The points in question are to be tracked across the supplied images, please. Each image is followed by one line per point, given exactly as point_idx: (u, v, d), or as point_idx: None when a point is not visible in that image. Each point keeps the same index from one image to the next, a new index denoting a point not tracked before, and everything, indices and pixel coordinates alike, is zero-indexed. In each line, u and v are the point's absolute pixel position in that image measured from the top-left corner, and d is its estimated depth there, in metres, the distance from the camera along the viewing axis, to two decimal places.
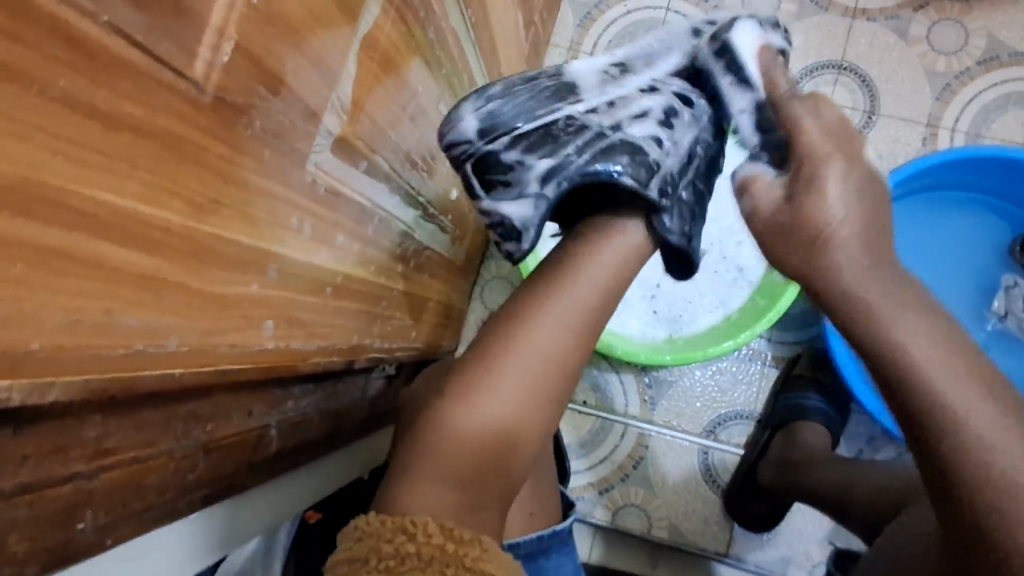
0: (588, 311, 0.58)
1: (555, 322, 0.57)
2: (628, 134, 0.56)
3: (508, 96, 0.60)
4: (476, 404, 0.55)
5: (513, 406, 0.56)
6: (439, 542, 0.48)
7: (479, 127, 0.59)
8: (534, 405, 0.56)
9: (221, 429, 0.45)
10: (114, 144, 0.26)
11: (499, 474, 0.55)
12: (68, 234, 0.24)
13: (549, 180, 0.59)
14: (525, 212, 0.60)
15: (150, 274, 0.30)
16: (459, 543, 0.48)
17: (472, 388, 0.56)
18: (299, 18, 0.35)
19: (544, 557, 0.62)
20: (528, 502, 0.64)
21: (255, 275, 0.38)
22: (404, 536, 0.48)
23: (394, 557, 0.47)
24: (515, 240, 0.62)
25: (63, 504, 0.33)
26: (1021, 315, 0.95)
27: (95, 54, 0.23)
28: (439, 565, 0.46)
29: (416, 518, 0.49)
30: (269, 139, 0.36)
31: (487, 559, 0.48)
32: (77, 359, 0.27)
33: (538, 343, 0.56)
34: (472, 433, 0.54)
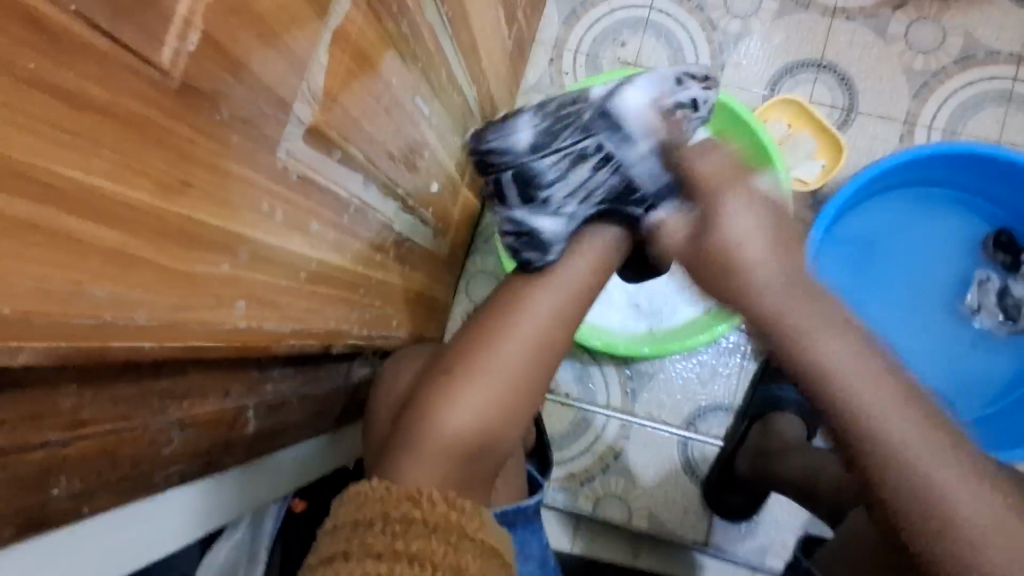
0: (554, 317, 0.65)
1: (528, 318, 0.64)
2: (642, 96, 0.66)
3: (547, 115, 0.66)
4: (452, 405, 0.59)
5: (487, 404, 0.60)
6: (445, 510, 0.50)
7: (525, 145, 0.65)
8: (507, 402, 0.61)
9: (198, 407, 0.47)
10: (80, 123, 0.27)
11: (482, 465, 0.59)
12: (33, 206, 0.26)
13: (572, 204, 0.68)
14: (554, 227, 0.68)
15: (117, 249, 0.31)
16: (463, 514, 0.50)
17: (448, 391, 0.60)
18: (266, 9, 0.37)
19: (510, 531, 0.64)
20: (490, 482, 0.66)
21: (225, 256, 0.40)
22: (411, 505, 0.50)
23: (402, 522, 0.48)
24: (538, 249, 0.67)
25: (37, 469, 0.35)
26: (993, 309, 0.97)
27: (59, 38, 0.25)
28: (444, 533, 0.48)
29: (423, 489, 0.52)
30: (237, 124, 0.37)
31: (485, 531, 0.50)
32: (45, 325, 0.29)
33: (509, 349, 0.63)
34: (454, 430, 0.58)
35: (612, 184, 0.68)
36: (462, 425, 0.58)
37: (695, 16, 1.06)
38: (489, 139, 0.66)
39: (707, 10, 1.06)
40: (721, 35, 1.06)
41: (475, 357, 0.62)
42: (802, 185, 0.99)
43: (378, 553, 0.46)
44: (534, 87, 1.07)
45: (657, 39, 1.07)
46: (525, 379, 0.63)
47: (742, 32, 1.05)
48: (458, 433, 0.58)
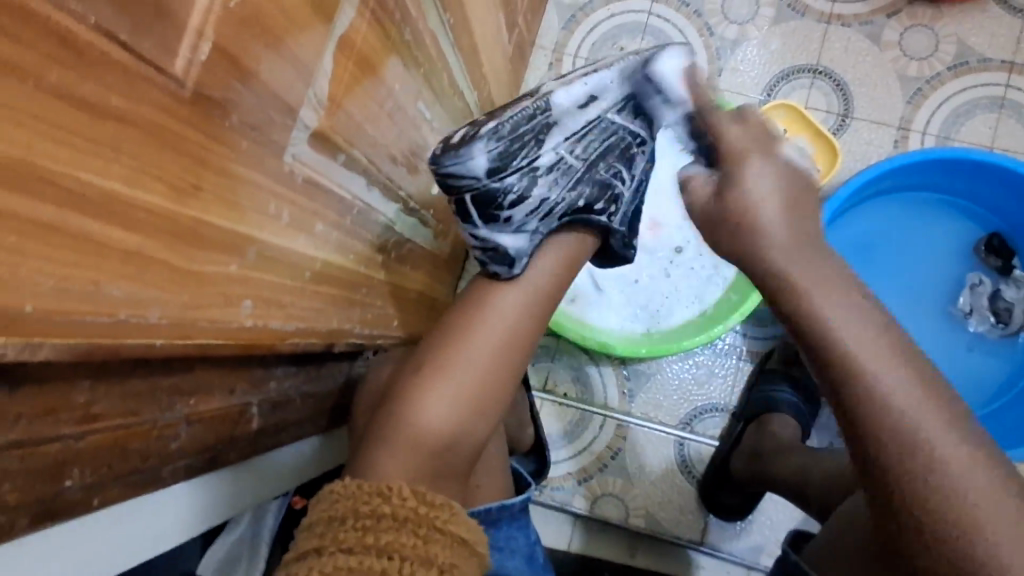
0: (522, 316, 0.66)
1: (496, 319, 0.65)
2: (556, 148, 0.62)
3: (505, 132, 0.59)
4: (423, 404, 0.60)
5: (460, 400, 0.62)
6: (413, 504, 0.51)
7: (487, 169, 0.59)
8: (478, 398, 0.63)
9: (204, 403, 0.48)
10: (102, 131, 0.29)
11: (458, 458, 0.61)
12: (57, 210, 0.27)
13: (535, 221, 0.64)
14: (519, 244, 0.65)
15: (133, 251, 0.33)
16: (431, 506, 0.51)
17: (420, 387, 0.61)
18: (274, 19, 0.38)
19: (494, 528, 0.65)
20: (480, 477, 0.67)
21: (233, 257, 0.41)
22: (380, 498, 0.50)
23: (371, 517, 0.49)
24: (506, 265, 0.65)
25: (50, 462, 0.36)
26: (984, 312, 0.99)
27: (81, 50, 0.26)
28: (413, 526, 0.49)
29: (392, 482, 0.52)
30: (246, 130, 0.39)
31: (456, 522, 0.51)
32: (65, 322, 0.30)
33: (480, 346, 0.64)
34: (425, 428, 0.59)
35: (576, 196, 0.66)
36: (435, 423, 0.60)
37: (693, 22, 1.08)
38: (448, 162, 0.59)
39: (705, 16, 1.08)
40: (719, 40, 1.07)
41: (444, 356, 0.63)
42: None
43: (349, 548, 0.47)
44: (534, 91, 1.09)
45: (656, 45, 1.08)
46: (504, 373, 0.65)
47: (739, 38, 1.07)
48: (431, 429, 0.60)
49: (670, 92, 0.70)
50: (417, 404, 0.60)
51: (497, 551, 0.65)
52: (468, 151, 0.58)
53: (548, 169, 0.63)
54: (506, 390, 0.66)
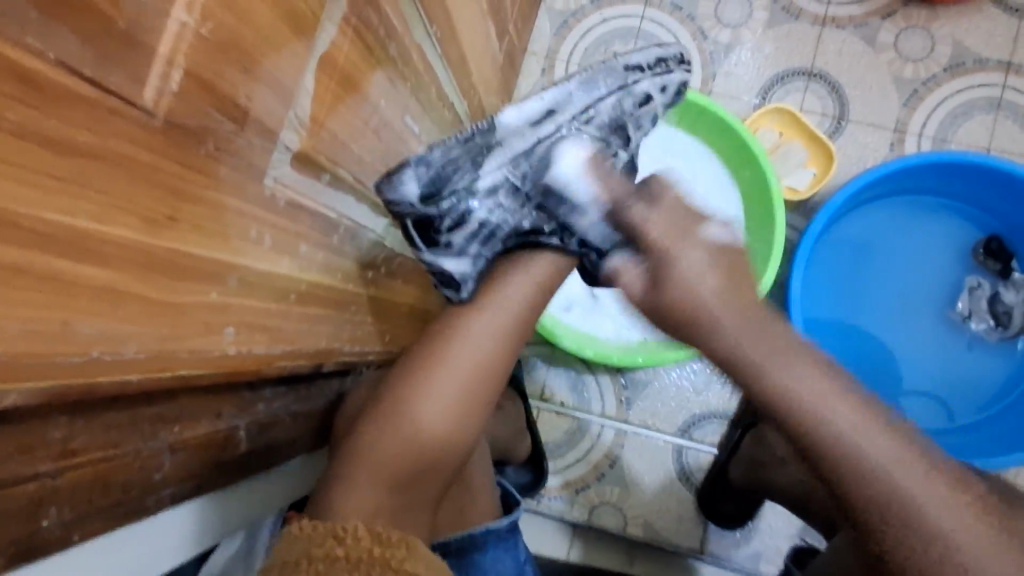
0: (496, 340, 0.63)
1: (469, 343, 0.62)
2: (577, 158, 0.64)
3: (433, 162, 0.60)
4: (386, 435, 0.59)
5: (447, 411, 0.60)
6: (367, 545, 0.50)
7: (421, 196, 0.61)
8: (467, 409, 0.61)
9: (189, 430, 0.47)
10: (68, 168, 0.28)
11: (441, 469, 0.60)
12: (22, 251, 0.27)
13: (475, 245, 0.65)
14: (463, 267, 0.65)
15: (105, 287, 0.32)
16: (386, 546, 0.50)
17: (407, 396, 0.60)
18: (250, 43, 0.37)
19: (479, 552, 0.64)
20: (460, 501, 0.66)
21: (214, 285, 0.41)
22: (333, 541, 0.50)
23: (324, 560, 0.48)
24: (455, 289, 0.65)
25: (27, 501, 0.35)
26: (983, 315, 0.98)
27: (43, 87, 0.26)
28: (367, 567, 0.49)
29: (347, 523, 0.52)
30: (224, 157, 0.38)
31: (413, 560, 0.50)
32: (33, 366, 0.29)
33: (467, 356, 0.62)
34: (386, 459, 0.58)
35: (520, 220, 0.66)
36: (420, 433, 0.59)
37: (686, 26, 1.07)
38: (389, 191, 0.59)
39: (697, 20, 1.07)
40: (712, 44, 1.06)
41: (413, 382, 0.61)
42: (793, 194, 0.99)
43: None
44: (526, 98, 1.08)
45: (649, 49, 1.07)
46: (495, 385, 0.64)
47: (732, 42, 1.06)
48: (417, 437, 0.59)
49: (648, 96, 0.69)
50: (404, 413, 0.59)
51: (484, 575, 0.64)
52: (396, 177, 0.59)
53: (489, 191, 0.63)
54: (484, 413, 0.63)
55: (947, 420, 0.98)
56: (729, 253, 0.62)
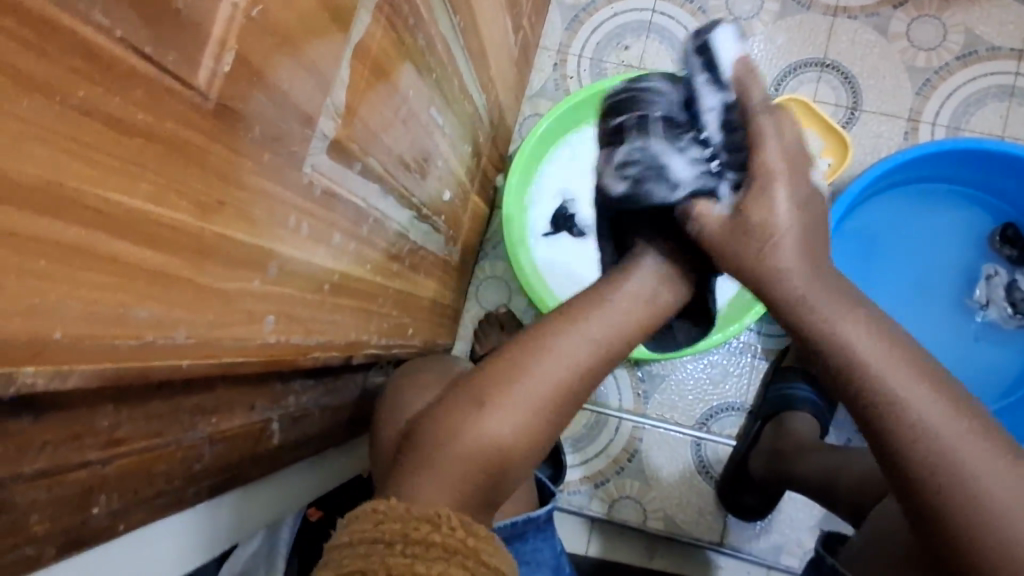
0: (592, 346, 0.61)
1: (570, 346, 0.60)
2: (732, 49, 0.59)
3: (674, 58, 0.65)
4: (485, 424, 0.56)
5: (527, 415, 0.58)
6: (460, 535, 0.48)
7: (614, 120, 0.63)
8: (543, 413, 0.59)
9: (225, 421, 0.47)
10: (128, 148, 0.28)
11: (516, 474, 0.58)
12: (86, 231, 0.26)
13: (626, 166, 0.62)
14: (676, 166, 0.60)
15: (159, 270, 0.32)
16: (478, 538, 0.48)
17: (496, 398, 0.58)
18: (294, 27, 0.37)
19: (519, 540, 0.64)
20: (507, 491, 0.66)
21: (256, 272, 0.41)
22: (426, 527, 0.48)
23: (422, 544, 0.46)
24: (668, 187, 0.60)
25: (78, 488, 0.35)
26: (1001, 304, 0.98)
27: (106, 65, 0.25)
28: (460, 558, 0.46)
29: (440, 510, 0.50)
30: (267, 142, 0.38)
31: (499, 556, 0.49)
32: (93, 349, 0.29)
33: (556, 358, 0.59)
34: (478, 452, 0.55)
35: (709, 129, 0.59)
36: (505, 436, 0.56)
37: (698, 19, 1.07)
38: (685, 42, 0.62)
39: (709, 12, 1.07)
40: None
41: (508, 380, 0.59)
42: None
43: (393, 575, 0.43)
44: (538, 93, 1.08)
45: (661, 42, 1.07)
46: (569, 386, 0.60)
47: (744, 33, 1.06)
48: (509, 439, 0.57)
49: None
50: (487, 414, 0.57)
51: (523, 564, 0.64)
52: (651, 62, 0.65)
53: (690, 92, 0.60)
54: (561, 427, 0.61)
55: None
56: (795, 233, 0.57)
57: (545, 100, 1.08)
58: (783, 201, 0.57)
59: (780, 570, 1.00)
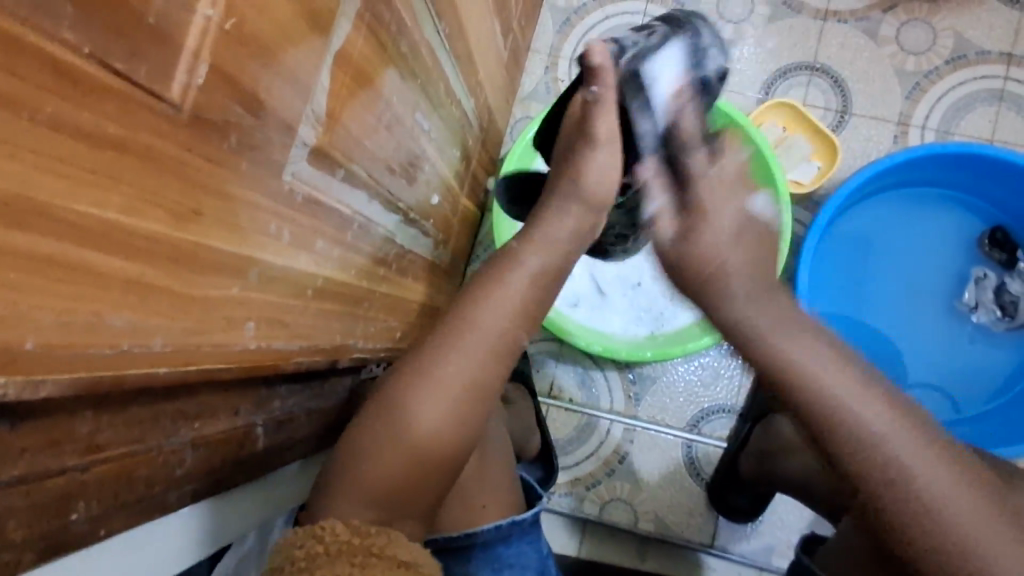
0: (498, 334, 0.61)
1: (473, 342, 0.60)
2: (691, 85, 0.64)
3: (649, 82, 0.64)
4: (397, 424, 0.57)
5: (445, 407, 0.58)
6: (346, 539, 0.50)
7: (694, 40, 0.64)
8: (469, 404, 0.60)
9: (208, 426, 0.47)
10: (99, 160, 0.28)
11: (448, 468, 0.59)
12: (58, 243, 0.27)
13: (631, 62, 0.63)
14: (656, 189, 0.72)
15: (134, 279, 0.32)
16: (364, 537, 0.51)
17: (404, 395, 0.58)
18: (270, 38, 0.37)
19: (504, 545, 0.65)
20: (480, 496, 0.67)
21: (236, 279, 0.41)
22: (313, 541, 0.49)
23: (306, 559, 0.47)
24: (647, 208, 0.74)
25: (56, 494, 0.35)
26: (990, 307, 0.98)
27: (76, 79, 0.26)
28: (349, 557, 0.48)
29: (326, 522, 0.51)
30: (245, 151, 0.38)
31: (393, 546, 0.50)
32: (67, 358, 0.29)
33: (468, 346, 0.60)
34: (387, 455, 0.57)
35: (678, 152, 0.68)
36: (414, 435, 0.57)
37: None
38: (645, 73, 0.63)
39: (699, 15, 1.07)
40: None
41: (415, 376, 0.59)
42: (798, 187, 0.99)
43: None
44: (530, 96, 1.08)
45: None
46: (494, 384, 0.62)
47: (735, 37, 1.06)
48: (418, 437, 0.57)
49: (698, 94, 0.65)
50: (408, 407, 0.58)
51: (507, 568, 0.65)
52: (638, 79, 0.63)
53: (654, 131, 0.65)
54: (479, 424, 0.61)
55: (953, 412, 0.98)
56: (732, 250, 0.63)
57: (537, 103, 1.08)
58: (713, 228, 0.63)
59: (770, 571, 1.00)
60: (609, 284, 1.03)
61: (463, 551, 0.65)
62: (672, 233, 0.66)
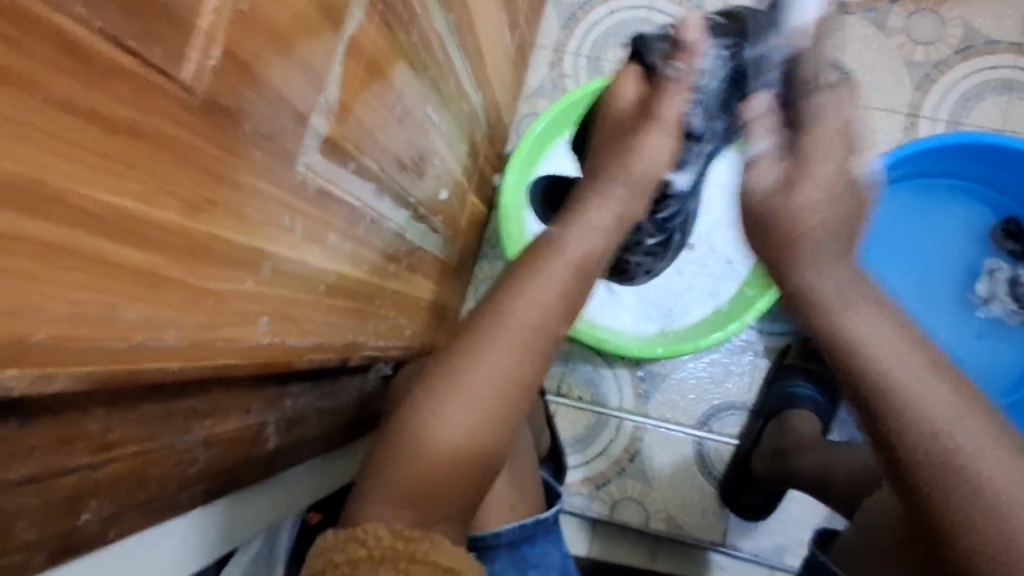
0: (536, 329, 0.60)
1: (506, 339, 0.59)
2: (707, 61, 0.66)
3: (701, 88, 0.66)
4: (433, 421, 0.56)
5: (480, 405, 0.57)
6: (390, 543, 0.48)
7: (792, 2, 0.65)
8: (497, 408, 0.58)
9: (220, 424, 0.46)
10: (111, 144, 0.27)
11: (477, 473, 0.57)
12: (70, 231, 0.26)
13: (709, 67, 0.66)
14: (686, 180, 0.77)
15: (147, 270, 0.31)
16: (408, 540, 0.49)
17: (440, 393, 0.57)
18: (285, 23, 0.36)
19: (528, 545, 0.64)
20: (508, 497, 0.67)
21: (249, 273, 0.40)
22: (355, 544, 0.48)
23: (348, 564, 0.46)
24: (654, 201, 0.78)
25: (68, 495, 0.34)
26: (1005, 299, 0.96)
27: (90, 59, 0.25)
28: (393, 563, 0.47)
29: (367, 525, 0.50)
30: (259, 140, 0.37)
31: (437, 551, 0.49)
32: (80, 351, 0.28)
33: (504, 340, 0.59)
34: (422, 453, 0.56)
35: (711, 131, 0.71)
36: (451, 433, 0.56)
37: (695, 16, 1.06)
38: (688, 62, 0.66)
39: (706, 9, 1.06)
40: None
41: (452, 372, 0.58)
42: None
43: None
44: (535, 92, 1.07)
45: None
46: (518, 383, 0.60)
47: None
48: (453, 435, 0.56)
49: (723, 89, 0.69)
50: (440, 406, 0.57)
51: (534, 569, 0.64)
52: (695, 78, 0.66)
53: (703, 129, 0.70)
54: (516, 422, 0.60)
55: None
56: (829, 207, 0.59)
57: (542, 100, 1.07)
58: (815, 185, 0.59)
59: (783, 570, 0.99)
60: None
61: (488, 553, 0.63)
62: (777, 179, 0.61)
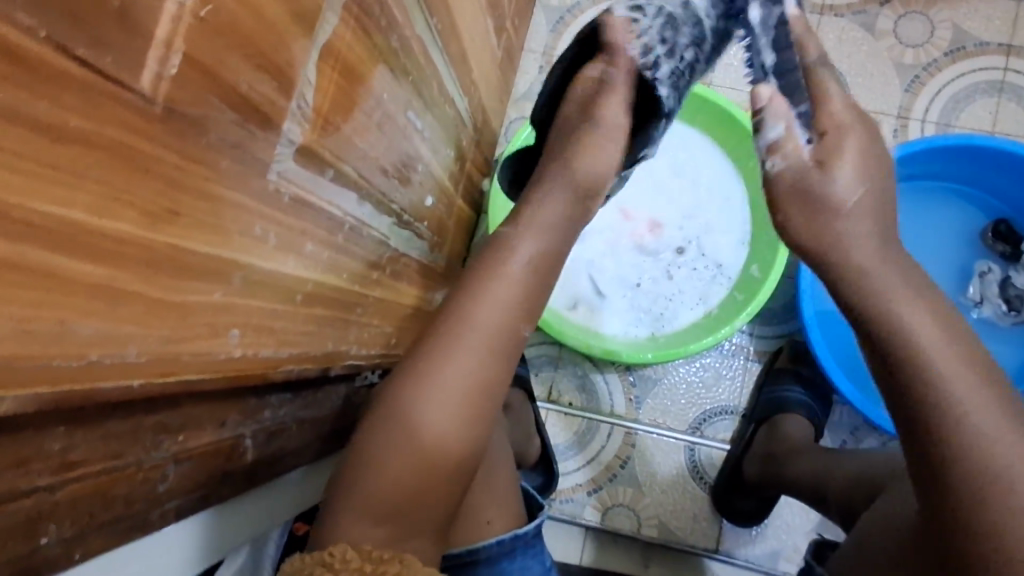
0: (501, 333, 0.58)
1: (470, 352, 0.57)
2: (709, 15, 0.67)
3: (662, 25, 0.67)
4: (410, 433, 0.55)
5: (454, 417, 0.56)
6: (358, 564, 0.47)
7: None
8: (474, 402, 0.57)
9: (193, 439, 0.45)
10: (59, 156, 0.26)
11: (459, 474, 0.57)
12: (16, 246, 0.25)
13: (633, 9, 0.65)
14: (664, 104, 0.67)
15: (104, 284, 0.30)
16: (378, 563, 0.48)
17: (413, 402, 0.56)
18: (252, 28, 0.35)
19: (508, 560, 0.64)
20: (489, 511, 0.65)
21: (218, 284, 0.39)
22: (323, 568, 0.46)
23: None
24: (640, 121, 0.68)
25: (23, 517, 0.33)
26: (995, 301, 0.96)
27: (33, 66, 0.24)
28: None
29: (335, 548, 0.49)
30: (226, 148, 0.36)
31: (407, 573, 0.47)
32: (30, 371, 0.28)
33: (469, 346, 0.57)
34: (395, 470, 0.55)
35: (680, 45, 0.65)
36: (429, 447, 0.55)
37: None
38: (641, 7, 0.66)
39: None
40: None
41: (419, 379, 0.56)
42: None
43: None
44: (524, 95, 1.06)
45: None
46: (492, 391, 0.58)
47: None
48: (428, 447, 0.55)
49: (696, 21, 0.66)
50: (412, 420, 0.55)
51: None
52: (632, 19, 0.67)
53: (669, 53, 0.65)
54: (488, 427, 0.59)
55: None
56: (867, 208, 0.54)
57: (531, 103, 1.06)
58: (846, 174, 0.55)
59: None
60: (607, 285, 1.00)
61: (468, 567, 0.63)
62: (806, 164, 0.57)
